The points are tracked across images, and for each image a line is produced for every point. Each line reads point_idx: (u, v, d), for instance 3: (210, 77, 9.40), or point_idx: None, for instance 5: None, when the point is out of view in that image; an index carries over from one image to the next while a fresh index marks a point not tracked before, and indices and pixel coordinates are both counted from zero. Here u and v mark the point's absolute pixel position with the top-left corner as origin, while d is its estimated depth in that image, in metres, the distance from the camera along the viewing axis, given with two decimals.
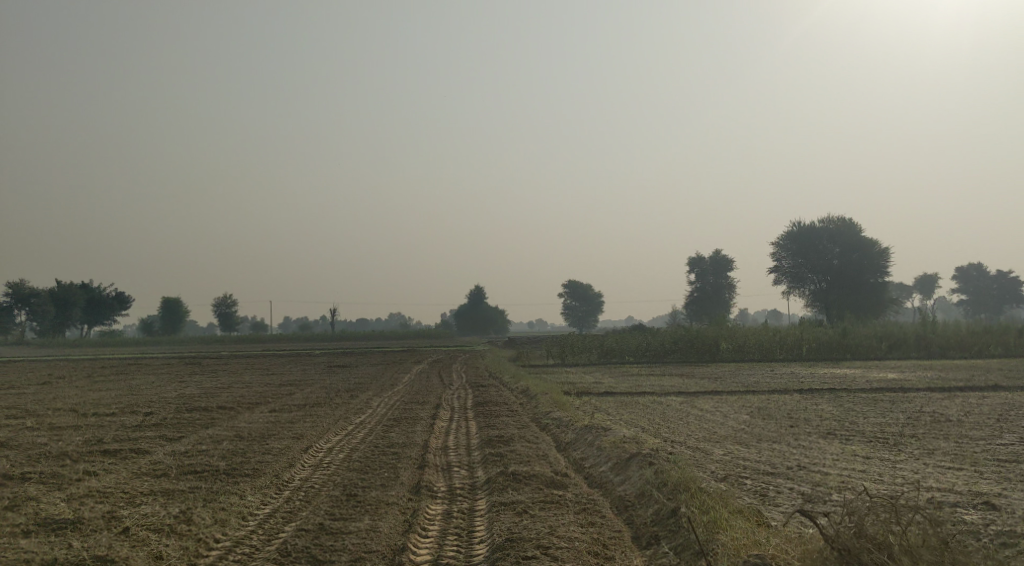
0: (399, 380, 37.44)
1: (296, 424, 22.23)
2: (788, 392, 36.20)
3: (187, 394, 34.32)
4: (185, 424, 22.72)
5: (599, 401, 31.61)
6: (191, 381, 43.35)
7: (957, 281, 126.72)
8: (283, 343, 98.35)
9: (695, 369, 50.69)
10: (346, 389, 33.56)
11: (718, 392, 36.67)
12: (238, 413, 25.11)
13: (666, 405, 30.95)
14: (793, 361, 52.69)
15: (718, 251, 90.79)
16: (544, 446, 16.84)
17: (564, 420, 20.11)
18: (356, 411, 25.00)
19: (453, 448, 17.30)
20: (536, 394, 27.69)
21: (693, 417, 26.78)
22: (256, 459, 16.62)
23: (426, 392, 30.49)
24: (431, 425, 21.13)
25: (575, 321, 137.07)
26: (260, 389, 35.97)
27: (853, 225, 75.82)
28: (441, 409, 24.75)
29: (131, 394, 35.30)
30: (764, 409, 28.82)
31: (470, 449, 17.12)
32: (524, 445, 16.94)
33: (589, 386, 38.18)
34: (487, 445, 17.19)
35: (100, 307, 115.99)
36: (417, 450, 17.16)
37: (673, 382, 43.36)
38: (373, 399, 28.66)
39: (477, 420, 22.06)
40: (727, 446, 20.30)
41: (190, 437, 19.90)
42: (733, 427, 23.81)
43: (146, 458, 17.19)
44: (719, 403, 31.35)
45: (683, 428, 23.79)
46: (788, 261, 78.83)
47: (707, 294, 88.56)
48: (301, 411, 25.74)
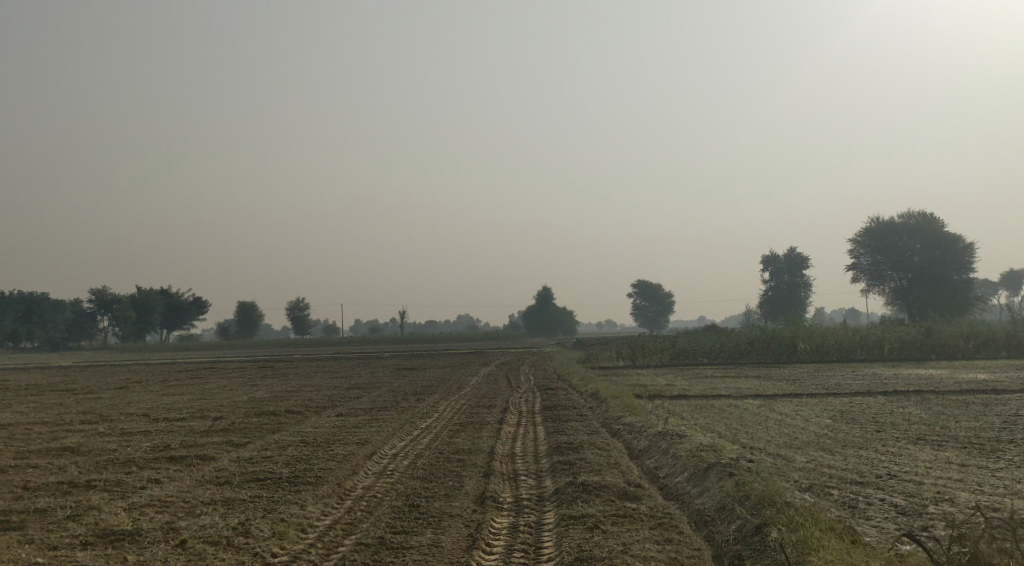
0: (468, 383, 37.01)
1: (362, 429, 21.80)
2: (871, 394, 34.81)
3: (257, 398, 34.29)
4: (252, 429, 22.47)
5: (672, 404, 30.71)
6: (263, 385, 43.47)
7: None
8: (356, 346, 98.90)
9: (772, 370, 49.29)
10: (415, 393, 33.19)
11: (797, 395, 35.47)
12: (305, 418, 24.83)
13: (743, 409, 29.93)
14: (874, 362, 50.94)
15: (793, 249, 88.67)
16: (616, 454, 16.09)
17: (637, 425, 19.34)
18: (424, 416, 24.52)
19: (521, 456, 16.65)
20: (606, 398, 26.94)
21: (772, 421, 25.75)
22: (319, 466, 16.18)
23: (495, 395, 29.93)
24: (498, 431, 20.53)
25: (646, 322, 135.54)
26: (329, 392, 35.83)
27: (935, 220, 73.27)
28: (509, 414, 24.14)
29: (203, 398, 35.43)
30: (847, 413, 27.64)
31: (538, 456, 16.47)
32: (595, 453, 16.22)
33: (662, 389, 37.24)
34: (556, 453, 16.50)
35: (178, 312, 118.16)
36: (484, 458, 16.55)
37: (749, 383, 42.15)
38: (440, 403, 28.18)
39: (546, 425, 21.39)
40: (810, 452, 19.38)
41: (256, 443, 19.58)
42: (816, 432, 22.80)
43: (209, 464, 16.87)
44: (799, 406, 30.22)
45: (762, 433, 22.82)
46: (866, 258, 76.72)
47: (782, 293, 86.56)
48: (368, 416, 25.38)
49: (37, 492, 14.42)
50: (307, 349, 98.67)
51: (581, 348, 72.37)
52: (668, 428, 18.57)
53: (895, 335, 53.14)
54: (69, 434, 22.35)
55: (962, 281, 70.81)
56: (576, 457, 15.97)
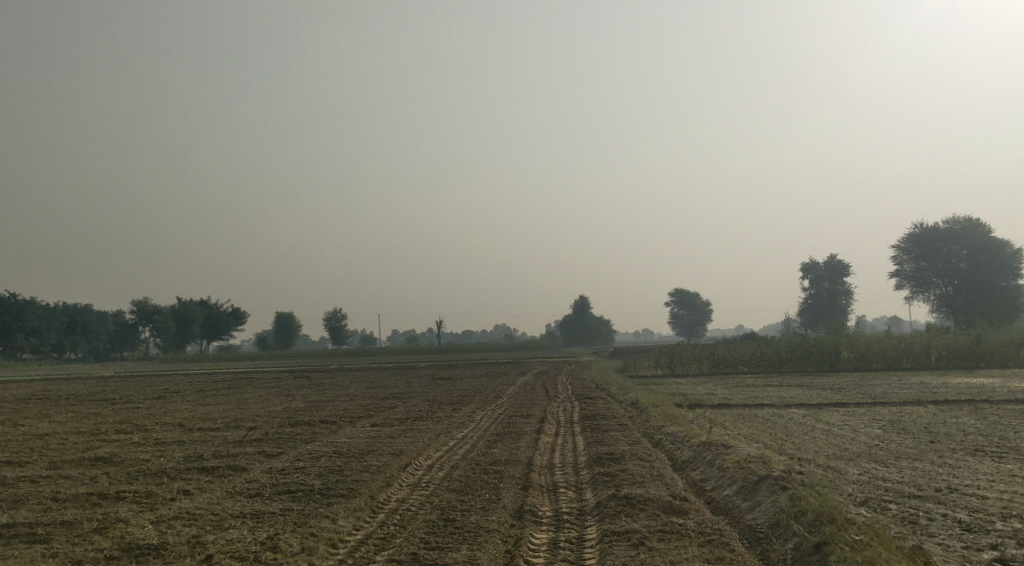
0: (505, 392, 36.48)
1: (398, 440, 21.34)
2: (920, 403, 33.82)
3: (293, 408, 34.03)
4: (286, 440, 22.07)
5: (715, 414, 29.98)
6: (299, 395, 43.20)
7: None
8: (393, 356, 98.74)
9: (815, 379, 48.29)
10: (451, 402, 32.73)
11: (842, 404, 34.57)
12: (340, 429, 24.41)
13: (788, 418, 29.15)
14: (921, 370, 49.72)
15: (835, 256, 87.21)
16: (659, 465, 15.47)
17: (680, 436, 18.71)
18: (460, 426, 24.02)
19: (560, 467, 16.09)
20: (647, 407, 26.30)
21: (820, 431, 24.97)
22: (352, 477, 15.71)
23: (532, 405, 29.37)
24: (537, 441, 19.98)
25: (684, 331, 134.19)
26: (365, 402, 35.46)
27: (981, 225, 71.69)
28: (548, 424, 23.59)
29: (238, 408, 35.20)
30: (897, 423, 26.78)
31: (578, 467, 15.90)
32: (638, 464, 15.62)
33: (703, 398, 36.49)
34: (596, 464, 15.91)
35: (218, 323, 118.83)
36: (523, 469, 16.01)
37: (792, 393, 41.24)
38: (477, 413, 27.69)
39: (586, 435, 20.79)
40: (862, 464, 18.65)
41: (289, 453, 19.18)
42: (866, 443, 22.03)
43: (240, 475, 16.46)
44: (846, 416, 29.34)
45: (810, 444, 22.09)
46: (911, 265, 75.39)
47: (823, 301, 85.16)
48: (403, 426, 24.91)
49: (65, 503, 14.07)
50: (345, 359, 98.70)
51: (619, 357, 71.58)
52: (713, 438, 17.92)
53: (941, 342, 51.86)
54: (103, 444, 22.12)
55: (1010, 288, 69.12)
56: (618, 468, 15.40)
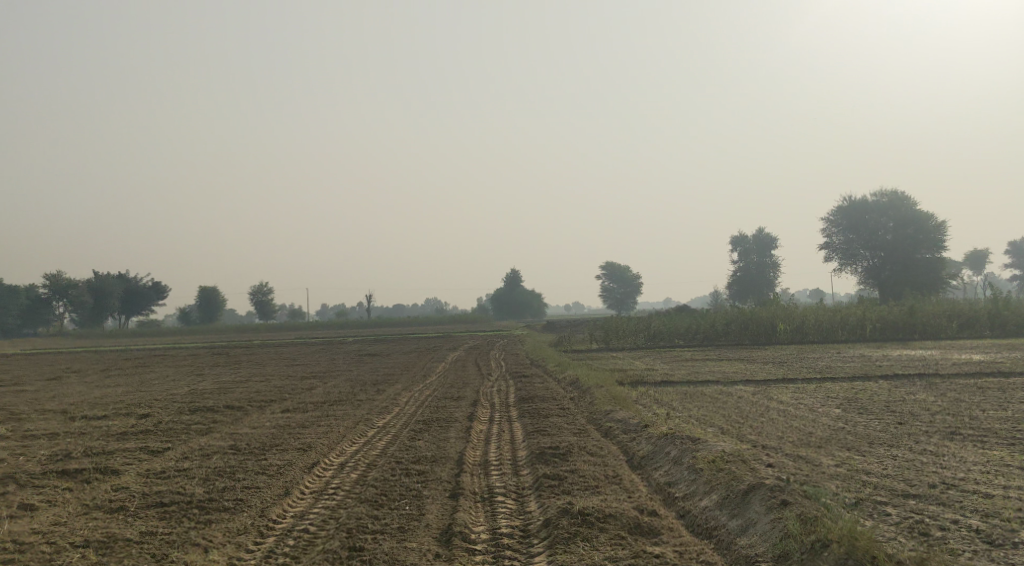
0: (433, 370, 33.80)
1: (309, 429, 18.69)
2: (867, 378, 31.98)
3: (200, 390, 31.03)
4: (180, 431, 19.26)
5: (657, 392, 27.69)
6: (212, 374, 40.03)
7: (1012, 260, 123.67)
8: (319, 330, 95.44)
9: (754, 353, 46.57)
10: (373, 382, 29.98)
11: (788, 379, 32.69)
12: (244, 416, 21.57)
13: (736, 396, 26.96)
14: (859, 343, 48.35)
15: (763, 229, 86.28)
16: (613, 462, 13.11)
17: (631, 423, 16.37)
18: (380, 412, 21.33)
19: (498, 465, 13.63)
20: (588, 388, 23.86)
21: (775, 411, 22.83)
22: (244, 483, 13.06)
23: (462, 384, 26.82)
24: (468, 431, 17.41)
25: (614, 303, 132.82)
26: (281, 383, 32.50)
27: (907, 198, 70.94)
28: (481, 408, 21.03)
29: (139, 391, 31.98)
30: (855, 401, 24.79)
31: (520, 466, 13.47)
32: (589, 461, 13.24)
33: (641, 375, 34.26)
34: (539, 461, 13.47)
35: (136, 298, 113.67)
36: (454, 468, 13.49)
37: (733, 368, 39.34)
38: (402, 395, 24.99)
39: (525, 422, 18.28)
40: (834, 452, 16.36)
41: (176, 449, 16.39)
42: (830, 427, 19.79)
43: (107, 481, 13.68)
44: (798, 393, 27.31)
45: (769, 427, 19.89)
46: (839, 237, 74.59)
47: (751, 273, 84.09)
48: (318, 412, 22.19)
49: None
50: (270, 334, 95.06)
51: (554, 330, 69.47)
52: (673, 427, 15.55)
53: (878, 313, 50.51)
54: None
55: (935, 260, 68.45)
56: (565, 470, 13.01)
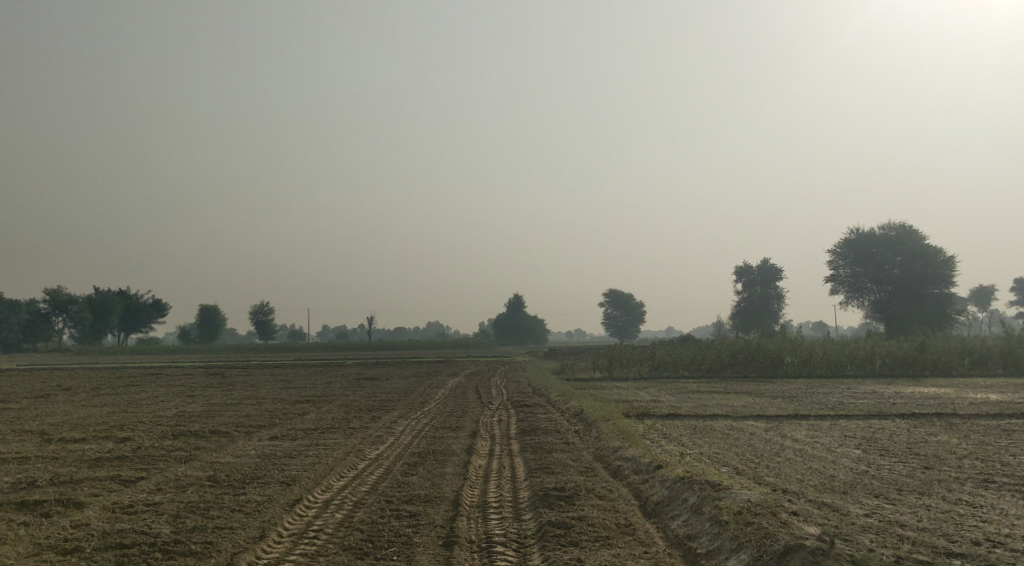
0: (431, 396, 32.54)
1: (297, 460, 17.47)
2: (882, 416, 30.66)
3: (189, 412, 29.82)
4: (159, 458, 18.07)
5: (664, 426, 26.43)
6: (203, 396, 38.68)
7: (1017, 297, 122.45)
8: (318, 352, 94.13)
9: (762, 387, 45.26)
10: (369, 408, 28.72)
11: (799, 415, 31.38)
12: (229, 444, 20.34)
13: (747, 433, 25.68)
14: (869, 378, 47.03)
15: (769, 259, 84.92)
16: (624, 508, 11.91)
17: (643, 463, 15.17)
18: (373, 442, 20.11)
19: (497, 509, 12.43)
20: (593, 421, 22.63)
21: (792, 451, 21.59)
22: (217, 522, 11.88)
23: (460, 413, 25.57)
24: (465, 466, 16.19)
25: (616, 332, 131.38)
26: (273, 407, 31.22)
27: (915, 231, 69.61)
28: (480, 440, 19.82)
29: (125, 412, 30.71)
30: (874, 442, 23.52)
31: (521, 510, 12.26)
32: (597, 507, 12.04)
33: (646, 407, 32.97)
34: (544, 505, 12.27)
35: (137, 315, 112.50)
36: (450, 511, 12.29)
37: (741, 402, 37.99)
38: (397, 422, 23.78)
39: (526, 458, 17.06)
40: (862, 500, 15.13)
41: (149, 479, 15.18)
42: (851, 471, 18.54)
43: (68, 516, 12.50)
44: (813, 431, 26.03)
45: (788, 469, 18.67)
46: (845, 270, 73.28)
47: (756, 305, 82.71)
48: (307, 440, 20.95)
49: None
50: (268, 354, 93.74)
51: (557, 358, 68.14)
52: (688, 469, 14.36)
53: (888, 348, 49.19)
54: None
55: (943, 295, 67.11)
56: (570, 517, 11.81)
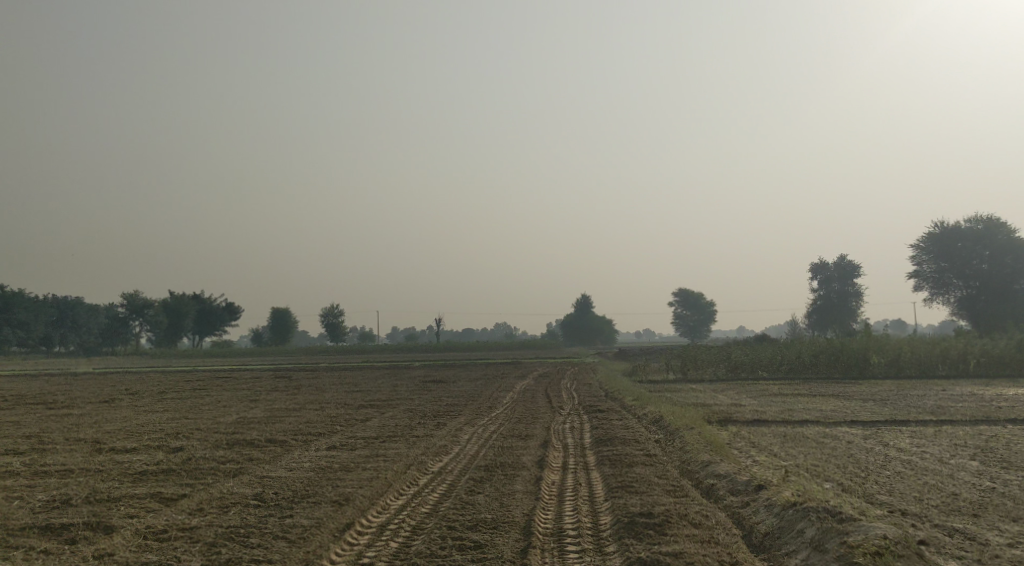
0: (500, 400, 30.93)
1: (353, 476, 15.97)
2: (989, 422, 28.15)
3: (248, 419, 28.68)
4: (207, 472, 16.74)
5: (751, 434, 24.44)
6: (267, 400, 37.60)
7: None
8: (386, 353, 93.33)
9: (848, 389, 42.79)
10: (435, 414, 27.22)
11: (896, 421, 29.05)
12: (284, 455, 18.97)
13: (842, 441, 23.59)
14: (963, 379, 44.17)
15: (846, 255, 81.53)
16: (728, 544, 10.20)
17: (740, 481, 13.40)
18: (436, 453, 18.56)
19: (577, 543, 10.74)
20: (676, 428, 20.82)
21: (899, 463, 19.58)
22: (257, 555, 10.38)
23: (530, 420, 23.92)
24: (536, 483, 14.52)
25: (687, 331, 128.40)
26: (335, 413, 29.95)
27: (1003, 224, 65.74)
28: (552, 451, 18.14)
29: (184, 418, 29.65)
30: (989, 452, 21.33)
31: (605, 545, 10.56)
32: (697, 541, 10.29)
33: (728, 412, 30.93)
34: (632, 537, 10.57)
35: (210, 319, 113.02)
36: (520, 544, 10.63)
37: (829, 405, 35.64)
38: (463, 431, 22.25)
39: (604, 473, 15.32)
40: (998, 526, 13.26)
41: (191, 497, 13.79)
42: (974, 488, 16.57)
43: (94, 544, 11.10)
44: (916, 440, 23.85)
45: (900, 486, 16.75)
46: (928, 266, 69.50)
47: (833, 303, 79.59)
48: (366, 451, 19.49)
49: None
50: (338, 357, 93.32)
51: (630, 358, 66.03)
52: (796, 491, 12.57)
53: (983, 347, 46.00)
54: None
55: None
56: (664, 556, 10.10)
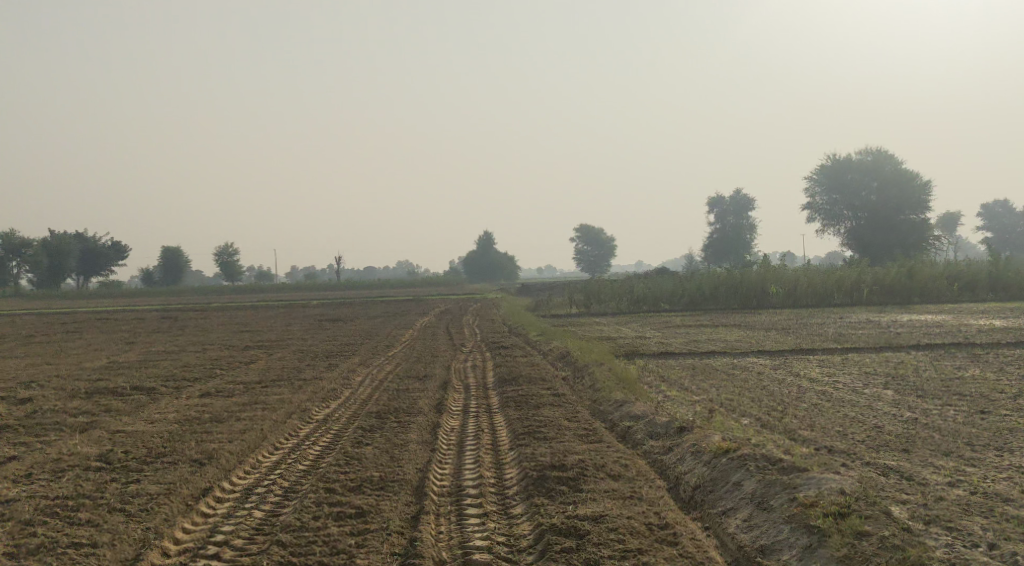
0: (397, 338, 29.18)
1: (224, 426, 14.09)
2: (894, 349, 27.51)
3: (120, 363, 26.42)
4: (52, 427, 14.62)
5: (659, 367, 23.22)
6: (148, 342, 35.06)
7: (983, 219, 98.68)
8: (282, 292, 90.45)
9: (750, 319, 42.31)
10: (327, 354, 25.36)
11: (803, 350, 28.30)
12: (148, 406, 16.91)
13: (754, 373, 22.57)
14: (860, 307, 44.04)
15: (742, 188, 81.61)
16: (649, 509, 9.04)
17: (661, 423, 12.00)
18: (322, 400, 16.68)
19: (477, 508, 9.21)
20: (583, 364, 19.43)
21: (814, 395, 18.55)
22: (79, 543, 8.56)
23: (427, 359, 22.24)
24: (433, 431, 12.84)
25: (587, 266, 127.95)
26: (219, 355, 27.80)
27: (892, 156, 64.84)
28: (452, 394, 16.50)
29: (50, 364, 27.09)
30: (903, 380, 20.45)
31: (508, 510, 9.13)
32: (616, 505, 9.03)
33: (633, 345, 29.75)
34: (543, 501, 9.19)
35: (96, 259, 107.80)
36: (409, 509, 9.08)
37: (733, 336, 34.91)
38: (355, 372, 20.47)
39: (510, 417, 13.73)
40: (933, 463, 12.15)
41: (21, 463, 11.78)
42: (897, 420, 15.52)
43: None
44: (827, 368, 22.95)
45: (820, 419, 15.63)
46: (820, 198, 68.62)
47: (727, 236, 79.65)
48: (243, 398, 17.54)
49: None
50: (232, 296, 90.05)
51: (532, 293, 64.91)
52: (722, 434, 11.32)
53: (876, 274, 45.68)
54: None
55: (919, 222, 62.17)
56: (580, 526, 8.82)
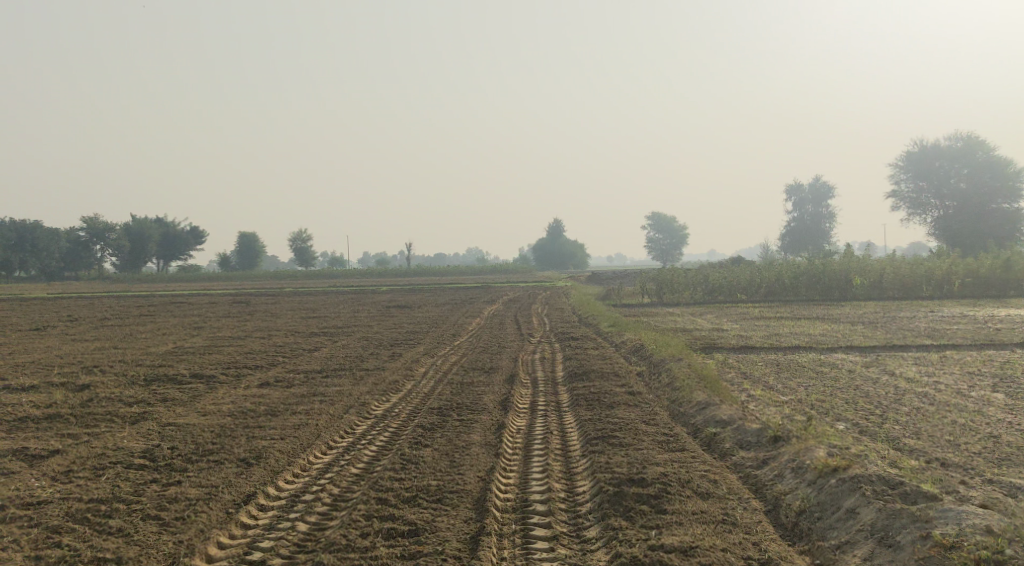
0: (466, 326, 28.27)
1: (278, 421, 13.21)
2: (994, 347, 25.63)
3: (184, 349, 25.92)
4: (100, 417, 13.96)
5: (739, 363, 21.90)
6: (216, 327, 34.70)
7: None
8: (354, 278, 90.35)
9: (832, 311, 40.50)
10: (393, 343, 24.55)
11: (893, 346, 26.63)
12: (205, 395, 16.22)
13: (843, 370, 21.10)
14: (951, 300, 41.84)
15: (821, 177, 79.03)
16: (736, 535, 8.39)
17: (756, 438, 11.04)
18: (382, 392, 15.78)
19: (544, 530, 8.53)
20: (660, 359, 18.22)
21: (912, 397, 17.09)
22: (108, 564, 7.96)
23: (496, 350, 21.26)
24: (498, 431, 11.82)
25: (659, 255, 125.62)
26: (284, 342, 27.20)
27: (985, 142, 61.78)
28: (520, 389, 15.49)
29: (116, 348, 26.75)
30: (1010, 382, 18.80)
31: (582, 533, 8.51)
32: (706, 532, 8.39)
33: (710, 337, 28.36)
34: (622, 523, 8.53)
35: (175, 244, 109.05)
36: (467, 539, 8.30)
37: (816, 329, 33.21)
38: (420, 363, 19.59)
39: (581, 418, 12.66)
40: None
41: (62, 456, 11.08)
42: (1012, 428, 14.04)
43: None
44: (923, 367, 21.38)
45: (923, 424, 14.24)
46: (907, 185, 65.84)
47: (806, 225, 77.17)
48: (302, 389, 16.76)
49: None
50: (305, 281, 90.21)
51: (604, 282, 63.50)
52: (824, 449, 10.40)
53: (967, 265, 43.26)
54: None
55: (1012, 212, 59.06)
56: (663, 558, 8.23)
